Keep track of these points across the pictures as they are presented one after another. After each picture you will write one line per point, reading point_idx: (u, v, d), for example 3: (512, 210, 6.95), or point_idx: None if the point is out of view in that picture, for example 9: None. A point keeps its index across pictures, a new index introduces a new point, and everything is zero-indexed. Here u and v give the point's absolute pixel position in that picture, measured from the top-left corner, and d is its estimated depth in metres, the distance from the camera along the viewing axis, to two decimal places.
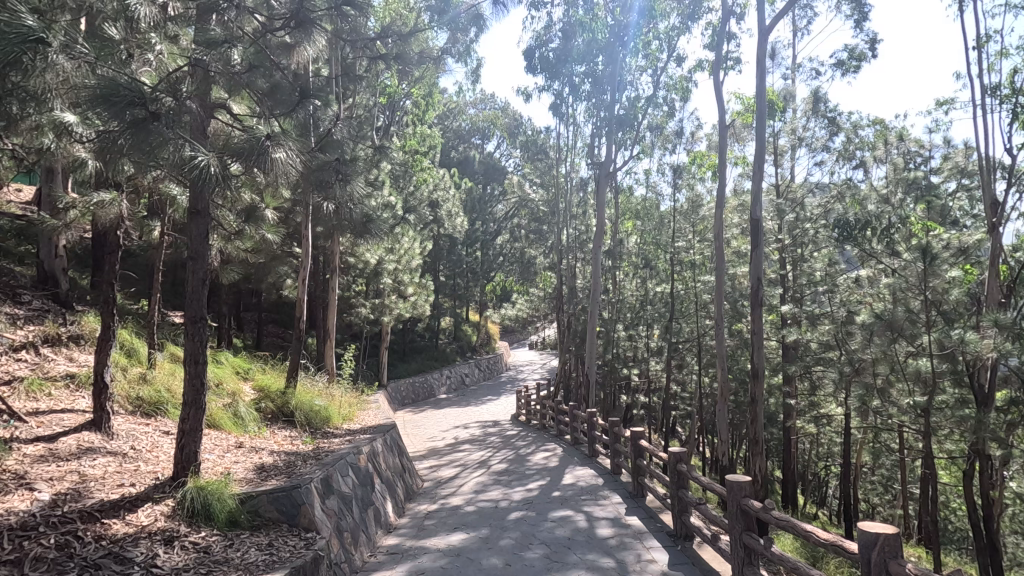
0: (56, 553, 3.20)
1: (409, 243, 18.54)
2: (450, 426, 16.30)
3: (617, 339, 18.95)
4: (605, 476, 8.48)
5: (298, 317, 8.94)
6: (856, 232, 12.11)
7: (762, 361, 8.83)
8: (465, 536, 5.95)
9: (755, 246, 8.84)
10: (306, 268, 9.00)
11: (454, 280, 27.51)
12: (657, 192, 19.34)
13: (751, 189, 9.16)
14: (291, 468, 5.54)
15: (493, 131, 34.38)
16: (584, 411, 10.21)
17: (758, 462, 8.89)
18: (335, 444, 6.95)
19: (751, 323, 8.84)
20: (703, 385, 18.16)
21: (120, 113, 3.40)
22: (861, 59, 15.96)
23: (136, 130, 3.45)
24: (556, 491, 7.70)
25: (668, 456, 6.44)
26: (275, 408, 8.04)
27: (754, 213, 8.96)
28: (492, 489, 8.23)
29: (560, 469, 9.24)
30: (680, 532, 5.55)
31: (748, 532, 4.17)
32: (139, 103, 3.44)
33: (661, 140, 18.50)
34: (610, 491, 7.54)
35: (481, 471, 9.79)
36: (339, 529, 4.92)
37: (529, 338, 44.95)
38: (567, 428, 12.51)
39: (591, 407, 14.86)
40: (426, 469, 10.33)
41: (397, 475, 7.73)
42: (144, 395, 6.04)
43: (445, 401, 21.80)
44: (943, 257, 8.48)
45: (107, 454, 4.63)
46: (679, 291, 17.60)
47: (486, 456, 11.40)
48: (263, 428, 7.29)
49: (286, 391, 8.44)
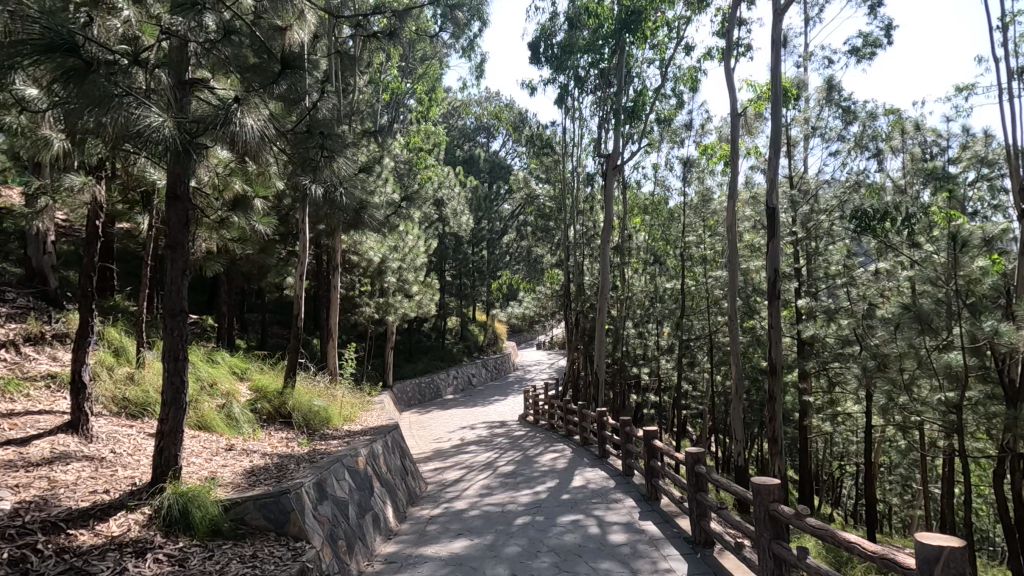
0: (8, 569, 2.89)
1: (414, 242, 18.26)
2: (456, 426, 15.98)
3: (627, 337, 18.59)
4: (617, 478, 8.10)
5: (296, 313, 8.60)
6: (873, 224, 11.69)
7: (781, 356, 8.43)
8: (469, 543, 5.59)
9: (772, 235, 8.43)
10: (304, 263, 8.66)
11: (460, 279, 27.24)
12: (665, 187, 18.95)
13: (768, 177, 8.75)
14: (283, 471, 5.20)
15: (498, 129, 34.14)
16: (594, 410, 9.83)
17: (779, 463, 8.47)
18: (331, 447, 6.59)
19: (768, 316, 8.44)
20: (715, 384, 17.73)
21: (50, 59, 2.87)
22: (876, 46, 15.52)
23: (75, 82, 2.94)
24: (565, 494, 7.33)
25: (684, 457, 6.04)
26: (272, 409, 7.74)
27: (771, 201, 8.54)
28: (498, 492, 7.89)
29: (569, 471, 8.85)
30: (699, 539, 5.16)
31: (778, 541, 3.77)
32: (72, 48, 2.91)
33: (669, 134, 18.14)
34: (622, 494, 7.16)
35: (487, 473, 9.42)
36: (332, 537, 4.58)
37: (537, 338, 44.62)
38: (575, 429, 12.16)
39: (600, 406, 14.48)
40: (430, 471, 9.98)
41: (398, 478, 7.39)
42: (130, 396, 5.75)
43: (452, 402, 21.52)
44: (971, 246, 7.99)
45: (82, 458, 4.33)
46: (690, 287, 17.19)
47: (492, 457, 11.05)
48: (258, 429, 6.99)
49: (283, 391, 8.14)
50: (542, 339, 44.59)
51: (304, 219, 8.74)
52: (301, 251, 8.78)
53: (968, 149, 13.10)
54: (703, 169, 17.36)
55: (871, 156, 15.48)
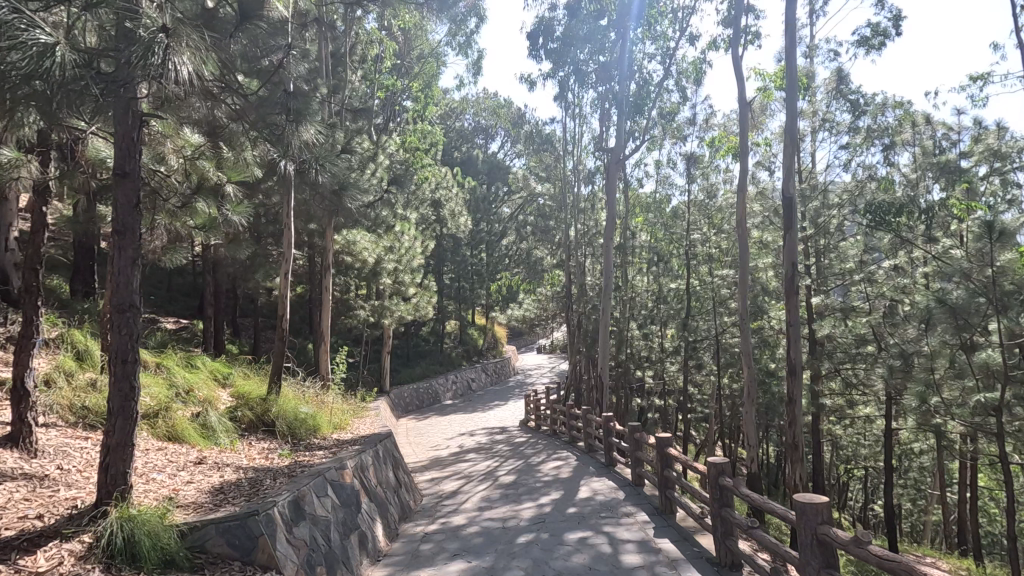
0: None
1: (410, 242, 17.75)
2: (455, 433, 15.41)
3: (631, 339, 18.03)
4: (626, 489, 7.53)
5: (280, 315, 8.00)
6: (890, 218, 11.14)
7: (801, 355, 7.87)
8: (467, 565, 5.03)
9: (789, 227, 7.90)
10: (289, 260, 8.06)
11: (459, 282, 26.69)
12: (668, 184, 18.46)
13: (784, 165, 8.20)
14: (257, 488, 4.61)
15: (497, 130, 33.65)
16: (600, 416, 9.26)
17: (800, 472, 7.88)
18: (315, 459, 6.01)
19: (786, 313, 7.90)
20: (722, 387, 17.18)
21: None
22: (885, 36, 15.04)
23: None
24: (571, 508, 6.76)
25: (703, 467, 5.48)
26: (254, 416, 7.18)
27: (788, 190, 8.01)
28: (498, 505, 7.31)
29: (574, 481, 8.26)
30: (725, 560, 4.62)
31: (828, 570, 3.21)
32: None
33: (671, 130, 17.66)
34: (633, 507, 6.58)
35: (488, 483, 8.86)
36: (309, 565, 4.03)
37: (537, 342, 44.04)
38: (579, 435, 11.58)
39: (605, 411, 13.92)
40: (426, 482, 9.38)
41: (389, 490, 6.80)
42: (90, 404, 5.19)
43: (451, 407, 20.93)
44: (1006, 235, 7.43)
45: (19, 478, 3.78)
46: (695, 287, 16.65)
47: (492, 465, 10.47)
48: (237, 440, 6.43)
49: (267, 398, 7.57)
50: (542, 341, 44.03)
51: (289, 213, 8.18)
52: (286, 247, 8.19)
53: (982, 143, 12.52)
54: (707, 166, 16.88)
55: (882, 150, 15.02)
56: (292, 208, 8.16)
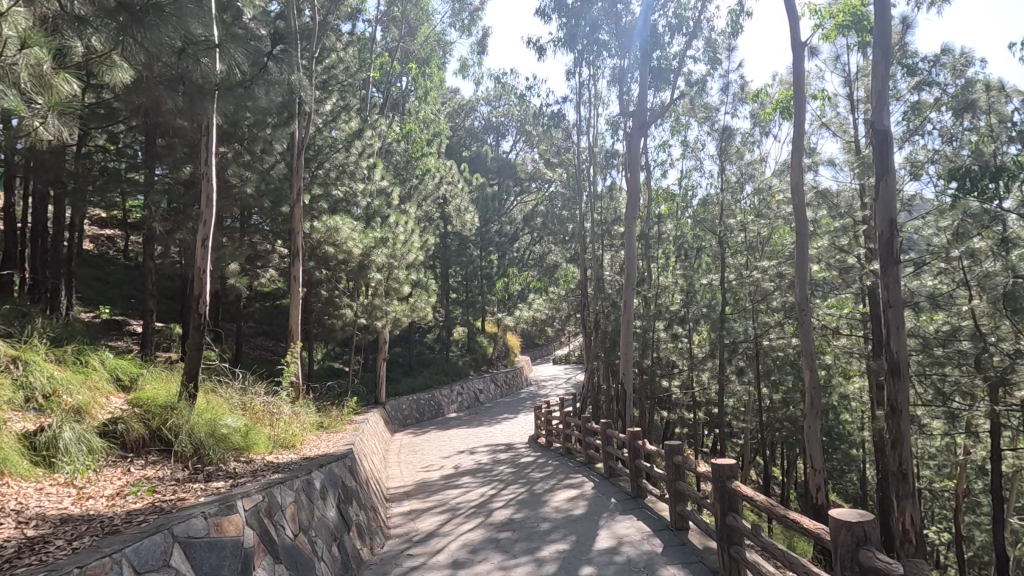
0: None
1: (406, 235, 15.88)
2: (453, 451, 13.30)
3: (656, 342, 15.83)
4: (664, 536, 5.38)
5: (198, 295, 6.01)
6: (984, 184, 8.50)
7: (906, 351, 5.67)
8: None
9: (885, 171, 5.78)
10: (209, 226, 5.98)
11: (467, 285, 24.71)
12: (696, 169, 16.39)
13: (874, 87, 6.04)
14: (1, 570, 2.52)
15: (509, 127, 31.91)
16: (625, 431, 7.10)
17: (912, 513, 5.63)
18: (188, 498, 3.89)
19: (882, 291, 5.75)
20: (761, 398, 14.86)
21: None
22: None
23: None
24: (586, 569, 4.65)
25: (813, 526, 3.38)
26: (147, 430, 5.20)
27: (881, 118, 5.88)
28: (484, 558, 5.21)
29: (590, 523, 6.06)
30: None
31: None
32: None
33: (698, 107, 15.68)
34: (677, 571, 4.46)
35: (478, 519, 6.77)
36: None
37: (555, 352, 41.73)
38: (598, 454, 9.43)
39: (627, 425, 11.77)
40: (401, 517, 7.26)
41: (323, 538, 4.69)
42: None
43: (454, 421, 18.80)
44: None
45: None
46: (730, 282, 14.48)
47: (488, 493, 8.34)
48: (97, 467, 4.45)
49: (175, 404, 5.60)
50: (559, 352, 41.86)
51: (210, 158, 6.09)
52: (204, 208, 6.03)
53: None
54: (740, 146, 14.86)
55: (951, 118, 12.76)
56: (214, 150, 6.11)
